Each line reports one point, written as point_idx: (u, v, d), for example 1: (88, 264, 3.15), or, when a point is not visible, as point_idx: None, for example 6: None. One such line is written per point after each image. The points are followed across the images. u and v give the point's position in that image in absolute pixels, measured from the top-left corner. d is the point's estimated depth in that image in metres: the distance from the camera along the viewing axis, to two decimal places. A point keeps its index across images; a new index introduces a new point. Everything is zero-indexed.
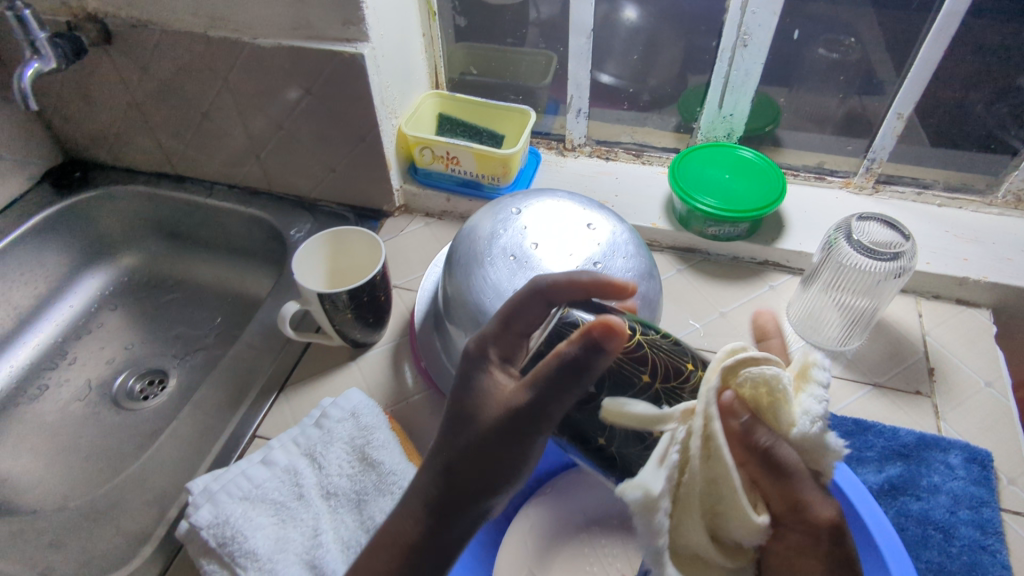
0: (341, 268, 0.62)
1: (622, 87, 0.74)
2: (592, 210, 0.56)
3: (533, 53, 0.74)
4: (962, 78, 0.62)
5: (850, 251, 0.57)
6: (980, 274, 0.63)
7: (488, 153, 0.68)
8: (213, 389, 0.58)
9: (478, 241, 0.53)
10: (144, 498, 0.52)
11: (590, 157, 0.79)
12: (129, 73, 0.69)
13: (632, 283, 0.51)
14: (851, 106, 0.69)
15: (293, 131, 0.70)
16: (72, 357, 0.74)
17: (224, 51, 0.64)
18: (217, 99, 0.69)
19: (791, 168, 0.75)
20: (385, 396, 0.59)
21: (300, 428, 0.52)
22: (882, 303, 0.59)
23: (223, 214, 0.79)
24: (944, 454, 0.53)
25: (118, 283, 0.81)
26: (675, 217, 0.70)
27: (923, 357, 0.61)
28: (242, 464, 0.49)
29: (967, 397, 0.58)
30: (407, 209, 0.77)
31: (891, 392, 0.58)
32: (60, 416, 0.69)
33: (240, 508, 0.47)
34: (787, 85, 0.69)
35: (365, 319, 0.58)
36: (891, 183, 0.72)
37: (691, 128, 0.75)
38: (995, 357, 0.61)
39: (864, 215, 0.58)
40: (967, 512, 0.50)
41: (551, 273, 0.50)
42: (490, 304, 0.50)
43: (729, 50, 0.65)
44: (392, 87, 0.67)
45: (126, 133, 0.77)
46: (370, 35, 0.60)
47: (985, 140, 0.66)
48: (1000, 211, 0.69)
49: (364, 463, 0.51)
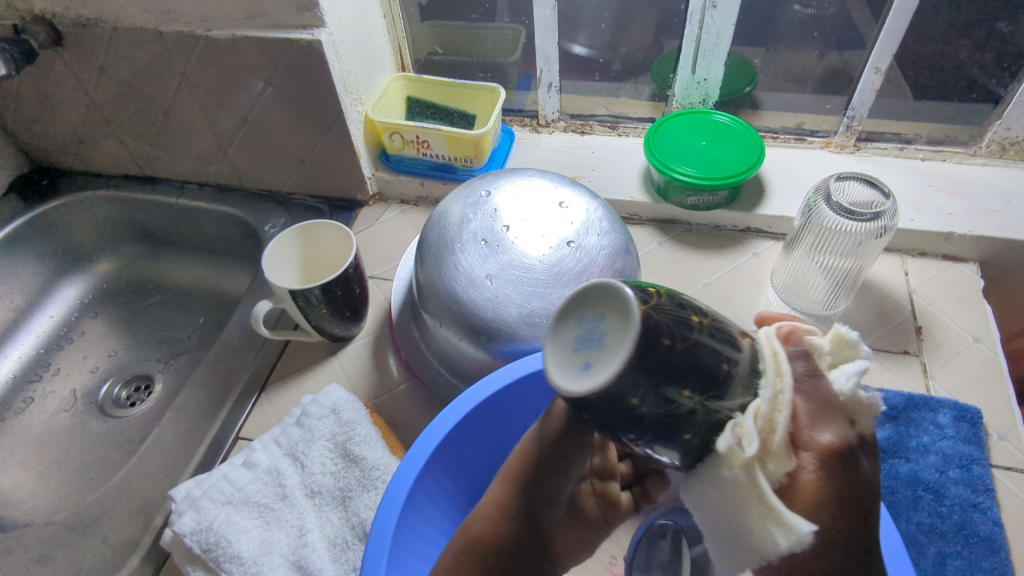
0: (313, 261, 0.60)
1: (593, 57, 0.72)
2: (564, 187, 0.54)
3: (499, 28, 0.72)
4: (939, 27, 0.60)
5: (830, 214, 0.55)
6: (965, 228, 0.62)
7: (459, 134, 0.66)
8: (194, 393, 0.58)
9: (448, 226, 0.52)
10: (131, 507, 0.51)
11: (565, 132, 0.77)
12: (85, 74, 0.67)
13: (609, 260, 0.50)
14: (829, 64, 0.67)
15: (259, 124, 0.68)
16: (56, 368, 0.73)
17: (179, 46, 0.62)
18: (178, 96, 0.67)
19: (770, 131, 0.74)
20: (368, 389, 0.58)
21: (281, 427, 0.52)
22: (866, 264, 0.58)
23: (196, 213, 0.78)
24: (933, 413, 0.52)
25: (96, 290, 0.80)
26: (654, 188, 0.69)
27: (911, 317, 0.60)
28: (223, 468, 0.49)
29: (955, 354, 0.57)
30: (382, 197, 0.76)
31: (878, 353, 0.58)
32: (48, 427, 0.68)
33: (223, 513, 0.46)
34: (762, 46, 0.67)
35: (341, 313, 0.57)
36: (873, 139, 0.70)
37: (666, 95, 0.73)
38: (983, 311, 0.60)
39: (843, 175, 0.56)
40: (956, 471, 0.50)
41: (525, 256, 0.49)
42: (463, 292, 0.49)
43: (698, 13, 0.63)
44: (355, 73, 0.65)
45: (90, 137, 0.75)
46: (326, 20, 0.58)
47: (967, 89, 0.64)
48: (984, 161, 0.67)
49: (347, 460, 0.50)
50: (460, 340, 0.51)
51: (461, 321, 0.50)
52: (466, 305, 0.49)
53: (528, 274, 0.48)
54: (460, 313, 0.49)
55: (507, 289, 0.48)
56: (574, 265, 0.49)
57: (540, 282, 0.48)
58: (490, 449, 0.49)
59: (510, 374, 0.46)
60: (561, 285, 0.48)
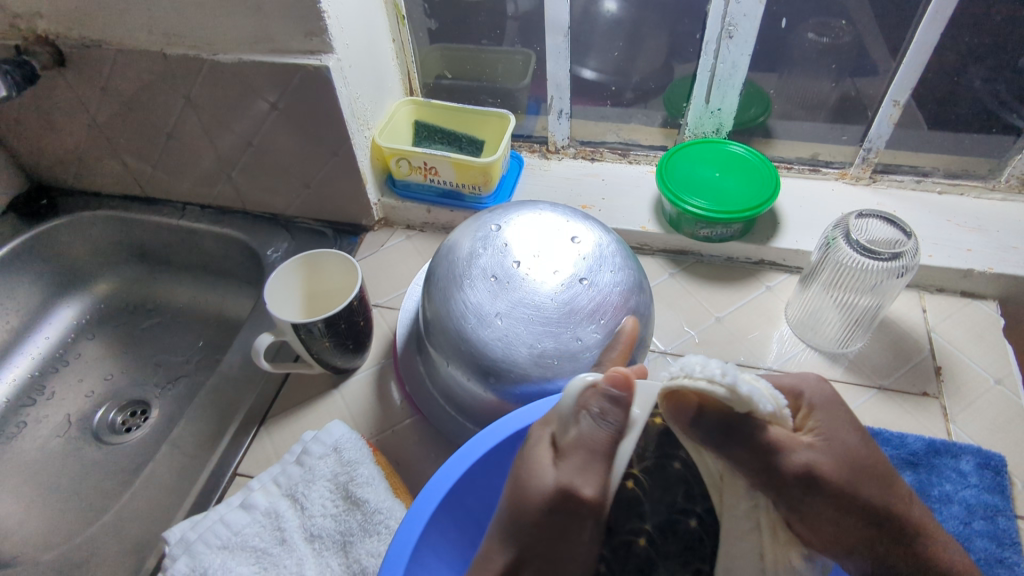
0: (318, 291, 0.59)
1: (604, 83, 0.71)
2: (576, 220, 0.53)
3: (509, 52, 0.70)
4: (958, 61, 0.59)
5: (849, 251, 0.54)
6: (985, 265, 0.61)
7: (466, 161, 0.65)
8: (192, 425, 0.56)
9: (457, 260, 0.51)
10: (122, 546, 0.49)
11: (574, 159, 0.76)
12: (87, 95, 0.66)
13: (622, 299, 0.49)
14: (844, 93, 0.65)
15: (263, 147, 0.67)
16: (50, 392, 0.71)
17: (183, 69, 0.61)
18: (181, 118, 0.66)
19: (784, 161, 0.73)
20: (371, 424, 0.57)
21: (281, 466, 0.50)
22: (885, 302, 0.57)
23: (197, 235, 0.76)
24: (955, 460, 0.51)
25: (93, 311, 0.78)
26: (665, 219, 0.68)
27: (930, 356, 0.58)
28: (220, 509, 0.47)
29: (977, 397, 0.55)
30: (387, 222, 0.75)
31: (897, 395, 0.56)
32: (40, 454, 0.66)
33: (219, 558, 0.45)
34: (775, 74, 0.66)
35: (345, 346, 0.56)
36: (889, 172, 0.69)
37: (678, 123, 0.72)
38: (1004, 352, 0.58)
39: (863, 212, 0.55)
40: (980, 523, 0.48)
41: (535, 293, 0.47)
42: (472, 330, 0.48)
43: (714, 42, 0.62)
44: (362, 98, 0.64)
45: (91, 156, 0.73)
46: (335, 46, 0.57)
47: (987, 123, 0.63)
48: (1003, 196, 0.66)
49: (348, 502, 0.48)
50: (468, 379, 0.50)
51: (470, 361, 0.48)
52: (475, 344, 0.48)
53: (539, 312, 0.47)
54: (468, 351, 0.48)
55: (517, 328, 0.47)
56: (587, 302, 0.47)
57: (551, 321, 0.47)
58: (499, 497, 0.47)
59: (494, 436, 0.44)
60: (573, 323, 0.47)
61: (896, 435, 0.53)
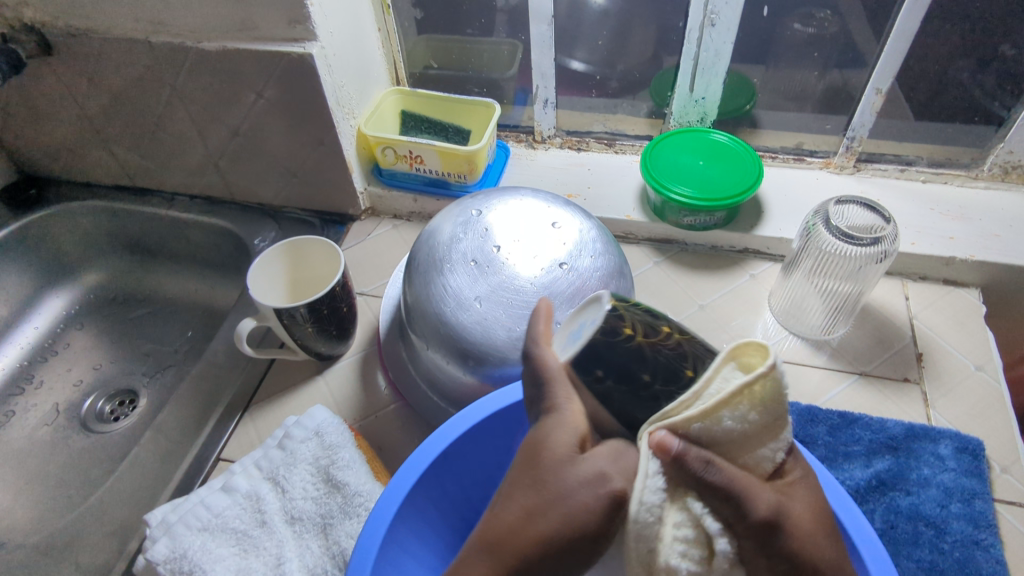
0: (302, 277, 0.59)
1: (590, 73, 0.71)
2: (557, 206, 0.53)
3: (495, 42, 0.71)
4: (939, 51, 0.59)
5: (829, 237, 0.54)
6: (967, 253, 0.61)
7: (452, 150, 0.65)
8: (176, 411, 0.56)
9: (438, 246, 0.51)
10: (105, 530, 0.50)
11: (561, 149, 0.77)
12: (74, 84, 0.66)
13: (601, 283, 0.49)
14: (829, 83, 0.66)
15: (249, 136, 0.67)
16: (39, 381, 0.71)
17: (169, 57, 0.61)
18: (168, 107, 0.66)
19: (769, 150, 0.73)
20: (354, 410, 0.57)
21: (263, 450, 0.50)
22: (866, 289, 0.57)
23: (185, 225, 0.77)
24: (933, 444, 0.51)
25: (82, 302, 0.79)
26: (650, 208, 0.68)
27: (911, 343, 0.58)
28: (201, 492, 0.47)
29: (957, 382, 0.56)
30: (374, 212, 0.75)
31: (878, 380, 0.56)
32: (28, 442, 0.66)
33: (199, 540, 0.45)
34: (761, 64, 0.66)
35: (328, 332, 0.56)
36: (873, 161, 0.69)
37: (664, 113, 0.72)
38: (985, 339, 0.58)
39: (843, 198, 0.55)
40: (958, 505, 0.48)
41: (514, 277, 0.48)
42: (451, 314, 0.48)
43: (697, 31, 0.62)
44: (347, 86, 0.64)
45: (80, 146, 0.74)
46: (318, 34, 0.57)
47: (969, 112, 0.63)
48: (986, 185, 0.66)
49: (329, 485, 0.48)
50: (448, 363, 0.50)
51: (450, 344, 0.48)
52: (455, 328, 0.48)
53: (518, 296, 0.47)
54: (448, 335, 0.48)
55: (496, 312, 0.47)
56: (566, 286, 0.48)
57: (530, 305, 0.47)
58: (500, 463, 0.48)
59: (466, 421, 0.44)
60: (552, 307, 0.47)
61: (875, 420, 0.53)
